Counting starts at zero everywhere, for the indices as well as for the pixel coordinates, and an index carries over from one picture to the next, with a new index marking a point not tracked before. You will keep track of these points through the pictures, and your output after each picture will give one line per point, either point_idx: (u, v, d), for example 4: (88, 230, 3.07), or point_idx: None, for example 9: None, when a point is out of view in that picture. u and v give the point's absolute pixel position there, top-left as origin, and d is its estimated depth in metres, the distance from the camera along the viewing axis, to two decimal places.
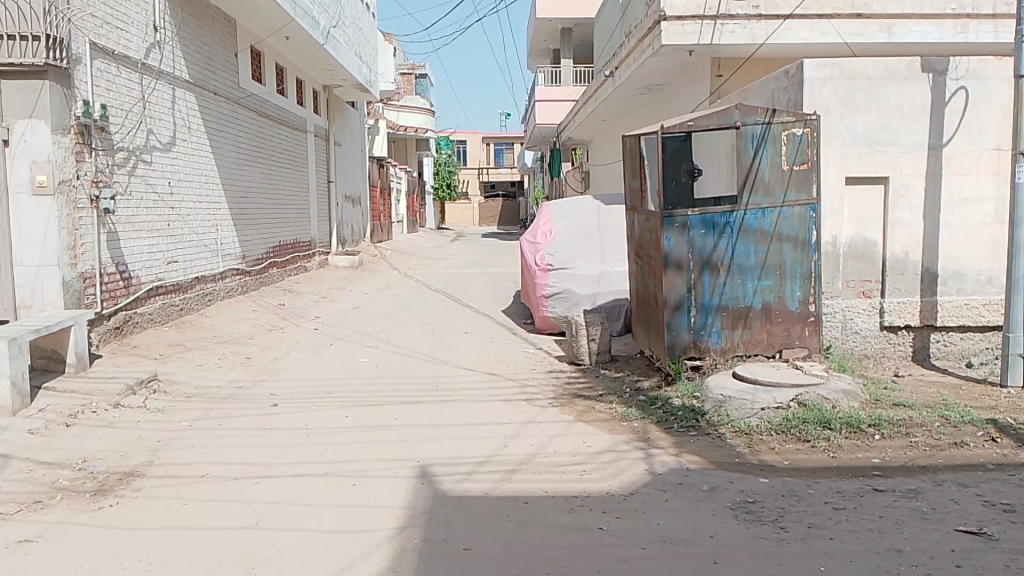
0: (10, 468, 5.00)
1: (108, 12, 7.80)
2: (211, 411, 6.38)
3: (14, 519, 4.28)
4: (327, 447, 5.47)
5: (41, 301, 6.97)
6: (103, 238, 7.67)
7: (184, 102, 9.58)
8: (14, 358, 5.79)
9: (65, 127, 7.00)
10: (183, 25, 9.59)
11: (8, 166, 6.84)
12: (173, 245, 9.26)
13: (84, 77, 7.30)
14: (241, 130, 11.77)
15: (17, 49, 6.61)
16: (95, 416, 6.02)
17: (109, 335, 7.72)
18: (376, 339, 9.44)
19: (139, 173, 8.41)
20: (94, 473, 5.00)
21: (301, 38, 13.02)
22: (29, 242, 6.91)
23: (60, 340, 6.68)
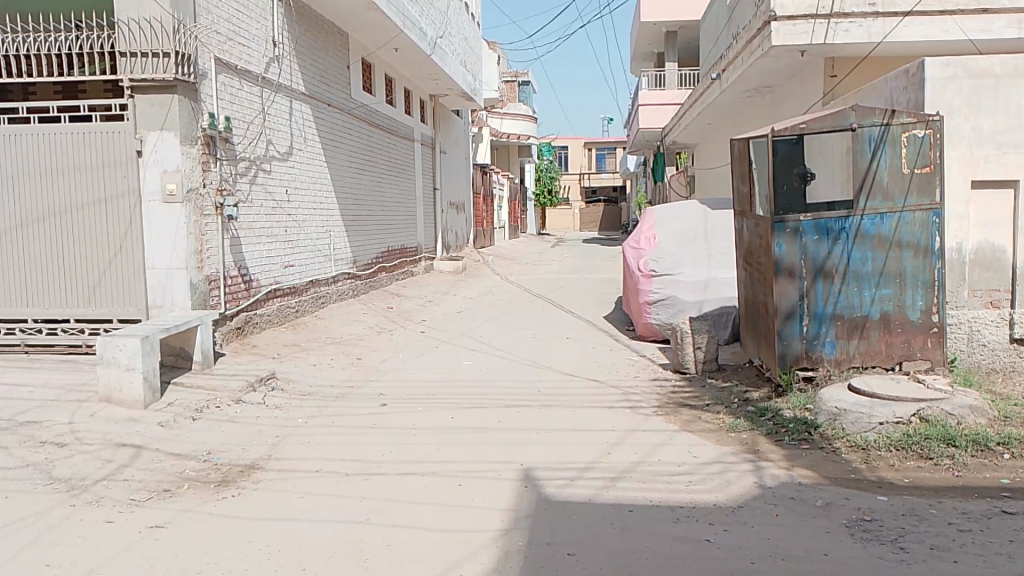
0: (144, 458, 5.35)
1: (231, 28, 8.26)
2: (324, 409, 6.63)
3: (147, 505, 4.59)
4: (434, 447, 5.59)
5: (170, 302, 7.40)
6: (226, 243, 8.10)
7: (300, 114, 10.03)
8: (146, 354, 6.20)
9: (192, 139, 7.43)
10: (299, 40, 10.04)
11: (140, 176, 7.29)
12: (290, 250, 9.69)
13: (210, 91, 7.76)
14: (352, 140, 12.21)
15: (150, 66, 7.11)
16: (219, 411, 6.37)
17: (231, 335, 8.16)
18: (480, 343, 9.58)
19: (259, 182, 8.85)
20: (218, 465, 5.29)
21: (409, 50, 13.40)
22: (160, 247, 7.36)
23: (189, 338, 7.10)
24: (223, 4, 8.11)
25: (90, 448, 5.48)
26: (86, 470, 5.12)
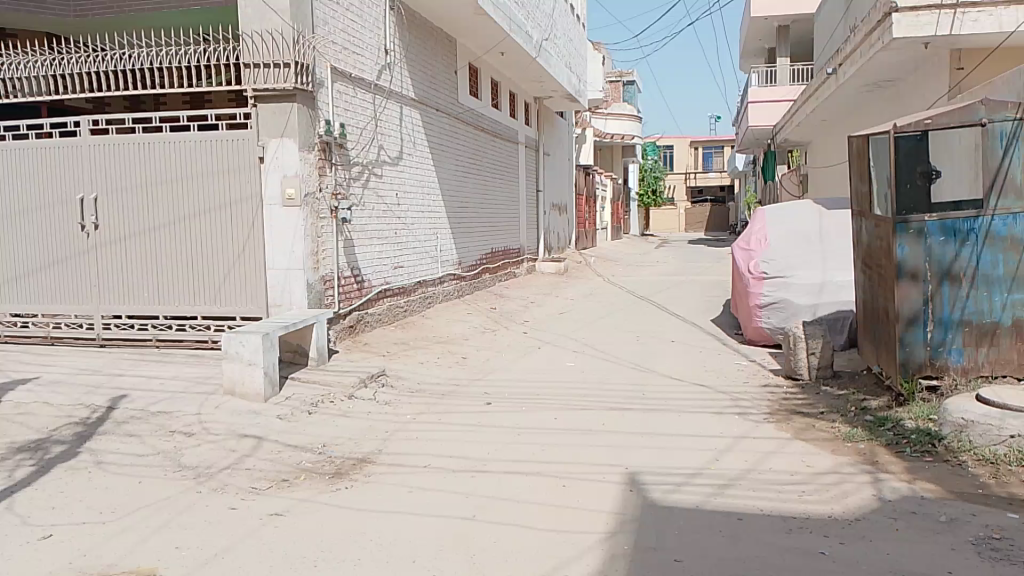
0: (264, 449, 5.64)
1: (346, 38, 8.59)
2: (431, 407, 6.79)
3: (267, 493, 4.84)
4: (539, 448, 5.63)
5: (288, 301, 7.77)
6: (340, 245, 8.42)
7: (410, 119, 10.30)
8: (267, 350, 6.52)
9: (310, 145, 7.76)
10: (410, 47, 10.32)
11: (262, 181, 7.68)
12: (399, 252, 9.97)
13: (327, 99, 8.09)
14: (459, 144, 12.44)
15: (271, 76, 7.49)
16: (334, 405, 6.64)
17: (345, 333, 8.49)
18: (583, 345, 9.57)
19: (371, 186, 9.16)
20: (332, 457, 5.51)
21: (515, 53, 13.53)
22: (279, 248, 7.74)
23: (305, 335, 7.44)
24: (339, 15, 8.45)
25: (215, 437, 5.83)
26: (212, 458, 5.45)
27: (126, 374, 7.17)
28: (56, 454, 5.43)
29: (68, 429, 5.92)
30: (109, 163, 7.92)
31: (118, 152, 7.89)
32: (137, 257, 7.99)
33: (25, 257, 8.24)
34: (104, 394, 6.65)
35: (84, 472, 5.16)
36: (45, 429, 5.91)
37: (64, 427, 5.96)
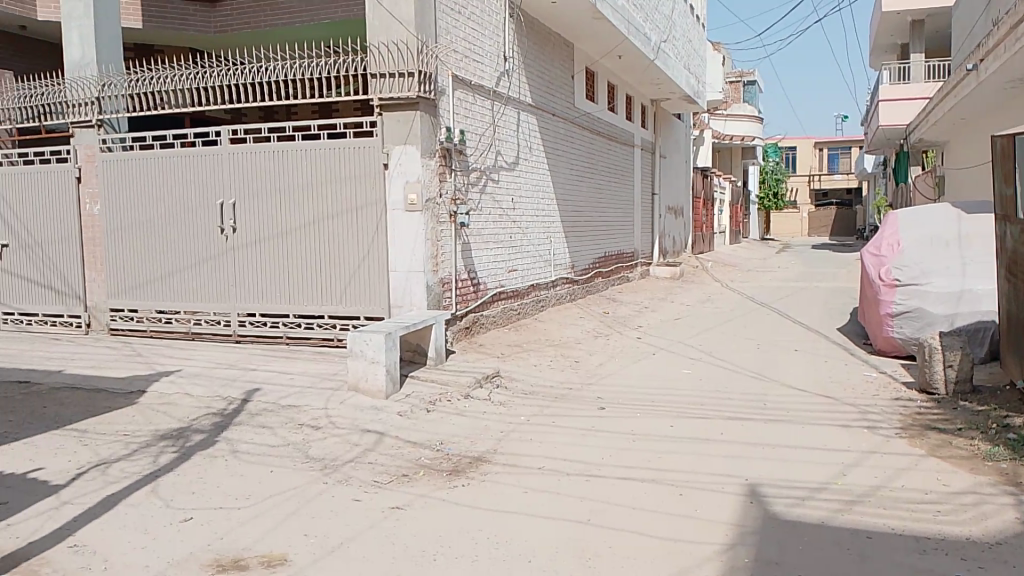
0: (384, 444, 5.86)
1: (467, 46, 8.80)
2: (545, 409, 6.85)
3: (389, 487, 5.03)
4: (653, 454, 5.58)
5: (409, 302, 8.04)
6: (458, 249, 8.63)
7: (527, 124, 10.44)
8: (388, 349, 6.77)
9: (431, 152, 8.00)
10: (528, 52, 10.46)
11: (386, 186, 7.98)
12: (514, 255, 10.11)
13: (448, 106, 8.32)
14: (575, 148, 12.47)
15: (397, 85, 7.77)
16: (450, 404, 6.82)
17: (461, 334, 8.70)
18: (700, 352, 9.39)
19: (488, 191, 9.33)
20: (450, 455, 5.66)
21: (632, 56, 13.43)
22: (401, 252, 8.01)
23: (424, 336, 7.67)
24: (460, 23, 8.67)
25: (340, 431, 6.10)
26: (336, 451, 5.71)
27: (259, 368, 7.61)
28: (196, 443, 5.84)
29: (207, 419, 6.35)
30: (245, 170, 8.44)
31: (253, 159, 8.39)
32: (270, 259, 8.47)
33: (169, 258, 8.89)
34: (239, 387, 7.09)
35: (221, 460, 5.52)
36: (187, 418, 6.36)
37: (203, 417, 6.40)
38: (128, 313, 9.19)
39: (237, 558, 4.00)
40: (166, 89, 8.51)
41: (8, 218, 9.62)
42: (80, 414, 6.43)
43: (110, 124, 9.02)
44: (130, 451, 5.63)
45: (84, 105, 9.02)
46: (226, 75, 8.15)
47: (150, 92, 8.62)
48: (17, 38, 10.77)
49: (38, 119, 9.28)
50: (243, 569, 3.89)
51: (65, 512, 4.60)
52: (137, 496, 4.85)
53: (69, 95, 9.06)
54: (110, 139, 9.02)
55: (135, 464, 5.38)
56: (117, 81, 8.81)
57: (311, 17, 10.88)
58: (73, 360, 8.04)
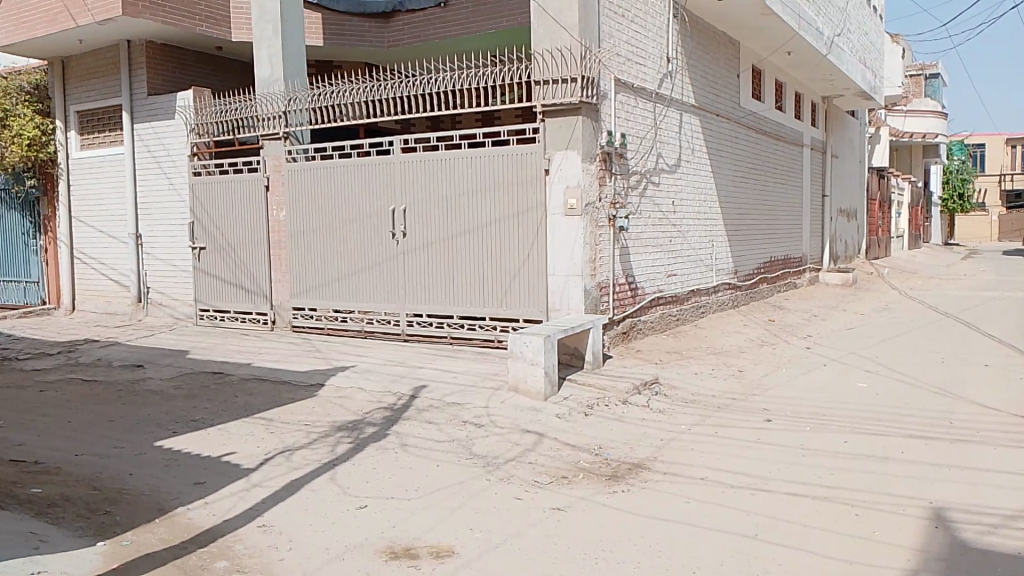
0: (544, 445, 5.93)
1: (630, 49, 8.77)
2: (706, 419, 6.67)
3: (549, 488, 5.09)
4: (824, 471, 5.30)
5: (567, 306, 8.09)
6: (617, 253, 8.57)
7: (690, 126, 10.25)
8: (547, 351, 6.85)
9: (593, 156, 8.01)
10: (692, 52, 10.27)
11: (547, 191, 8.08)
12: (674, 259, 9.94)
13: (610, 110, 8.32)
14: (740, 148, 12.08)
15: (560, 91, 7.85)
16: (609, 409, 6.80)
17: (618, 339, 8.65)
18: (876, 365, 8.81)
19: (648, 194, 9.23)
20: (609, 460, 5.64)
21: (803, 52, 12.84)
22: (561, 256, 8.07)
23: (581, 339, 7.69)
24: (624, 27, 8.65)
25: (501, 430, 6.25)
26: (498, 450, 5.85)
27: (424, 367, 7.93)
28: (369, 434, 6.18)
29: (378, 412, 6.70)
30: (416, 177, 8.84)
31: (423, 167, 8.78)
32: (436, 262, 8.82)
33: (345, 261, 9.47)
34: (406, 383, 7.44)
35: (391, 452, 5.81)
36: (360, 411, 6.75)
37: (375, 410, 6.76)
38: (308, 311, 9.87)
39: (408, 547, 4.20)
40: (345, 102, 9.05)
41: (206, 224, 10.61)
42: (266, 403, 6.98)
43: (295, 136, 9.72)
44: (310, 440, 6.05)
45: (272, 119, 9.77)
46: (399, 86, 8.56)
47: (331, 105, 9.21)
48: (216, 59, 11.85)
49: (233, 133, 10.17)
50: (414, 558, 4.08)
51: (256, 494, 5.01)
52: (318, 482, 5.21)
53: (260, 110, 9.85)
54: (296, 150, 9.72)
55: (315, 453, 5.77)
56: (301, 96, 9.47)
57: (477, 28, 11.23)
58: (261, 353, 8.74)
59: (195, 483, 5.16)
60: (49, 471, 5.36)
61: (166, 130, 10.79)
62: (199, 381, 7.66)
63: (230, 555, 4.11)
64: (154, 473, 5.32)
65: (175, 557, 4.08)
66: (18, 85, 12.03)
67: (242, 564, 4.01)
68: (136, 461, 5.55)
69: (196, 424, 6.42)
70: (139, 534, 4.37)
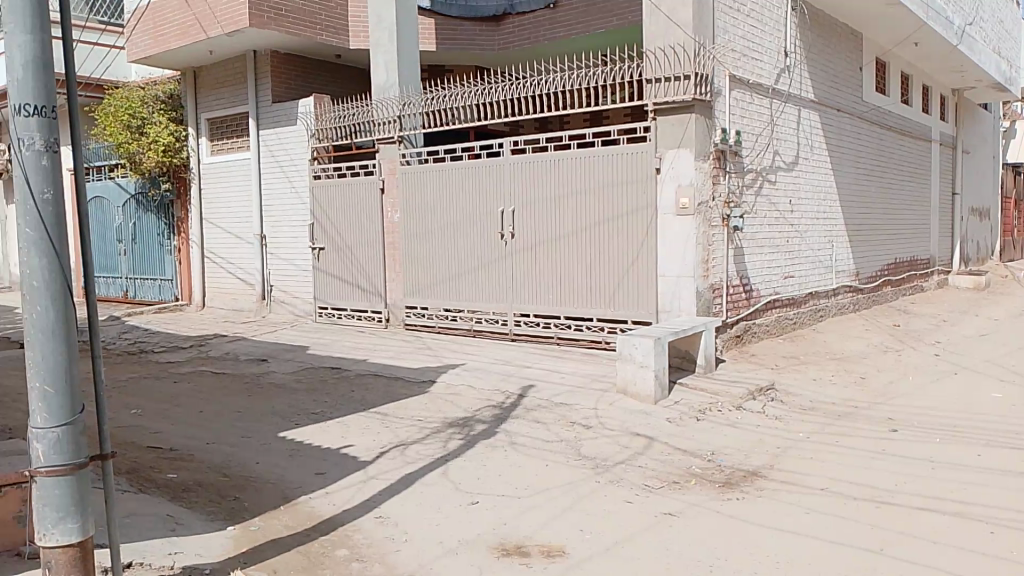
0: (655, 449, 5.85)
1: (746, 44, 8.54)
2: (826, 427, 6.40)
3: (661, 493, 5.01)
4: (957, 486, 4.98)
5: (677, 308, 7.94)
6: (731, 254, 8.34)
7: (809, 122, 9.87)
8: (658, 354, 6.74)
9: (705, 154, 7.84)
10: (812, 46, 9.89)
11: (658, 191, 7.94)
12: (791, 261, 9.60)
13: (724, 107, 8.11)
14: (862, 145, 11.54)
15: (673, 89, 7.72)
16: (722, 414, 6.62)
17: (731, 342, 8.42)
18: (1013, 374, 8.22)
19: (764, 193, 8.95)
20: (722, 467, 5.50)
21: (932, 42, 12.14)
22: (672, 256, 7.92)
23: (693, 342, 7.53)
24: (739, 22, 8.43)
25: (611, 432, 6.20)
26: (608, 452, 5.81)
27: (533, 367, 7.97)
28: (479, 432, 6.26)
29: (488, 410, 6.79)
30: (525, 178, 8.89)
31: (533, 168, 8.82)
32: (545, 263, 8.84)
33: (456, 261, 9.64)
34: (515, 382, 7.50)
35: (501, 450, 5.86)
36: (471, 409, 6.85)
37: (485, 408, 6.84)
38: (420, 310, 10.12)
39: (519, 545, 4.23)
40: (457, 105, 9.21)
41: (325, 225, 11.04)
42: (380, 398, 7.19)
43: (408, 140, 9.97)
44: (423, 435, 6.19)
45: (387, 123, 10.06)
46: (509, 88, 8.64)
47: (443, 109, 9.40)
48: (335, 67, 12.31)
49: (350, 137, 10.54)
50: (525, 555, 4.10)
51: (372, 486, 5.17)
52: (431, 477, 5.32)
53: (375, 115, 10.17)
54: (409, 153, 9.98)
55: (428, 448, 5.90)
56: (414, 101, 9.71)
57: (587, 28, 11.20)
58: (375, 350, 9.02)
59: (316, 474, 5.38)
60: (184, 457, 5.71)
61: (288, 136, 11.30)
62: (318, 376, 7.98)
63: (349, 545, 4.25)
64: (278, 463, 5.58)
65: (297, 543, 4.26)
66: (154, 95, 12.87)
67: (361, 553, 4.15)
68: (261, 451, 5.84)
69: (316, 417, 6.69)
70: (266, 520, 4.59)
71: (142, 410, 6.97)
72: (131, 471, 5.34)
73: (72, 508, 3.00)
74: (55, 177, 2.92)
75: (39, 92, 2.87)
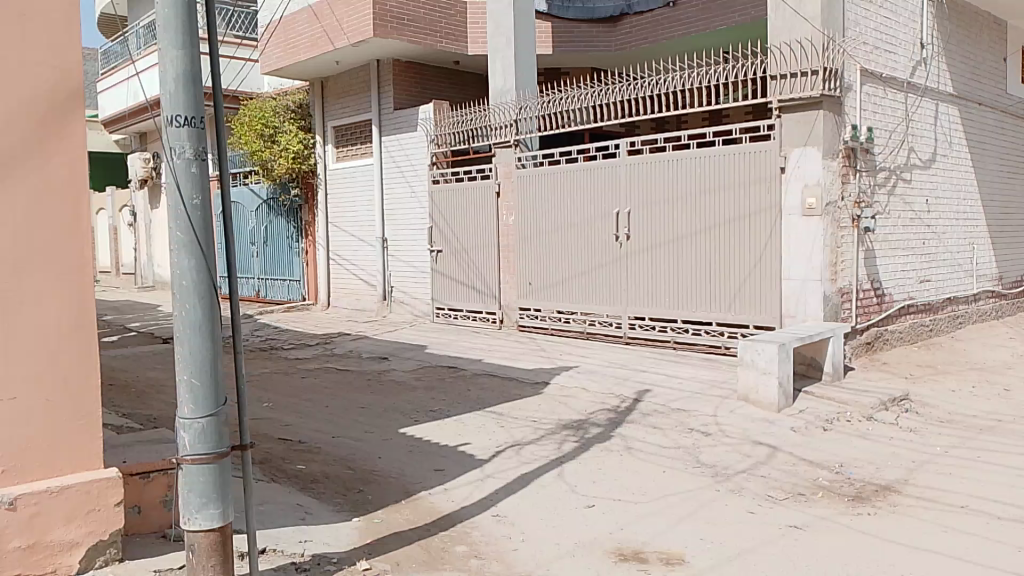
0: (778, 459, 5.64)
1: (878, 36, 8.11)
2: (968, 442, 5.98)
3: (785, 504, 4.83)
4: None
5: (803, 313, 7.59)
6: (862, 257, 7.92)
7: (947, 116, 9.27)
8: (782, 361, 6.50)
9: (834, 152, 7.49)
10: (951, 37, 9.30)
11: (783, 191, 7.65)
12: (927, 264, 9.04)
13: (855, 103, 7.74)
14: (1007, 140, 10.74)
15: (800, 84, 7.43)
16: (851, 425, 6.31)
17: (861, 349, 8.02)
18: None
19: (898, 192, 8.46)
20: (852, 480, 5.24)
21: None
22: (798, 258, 7.60)
23: (820, 349, 7.22)
24: (872, 13, 8.03)
25: (732, 440, 6.03)
26: (728, 460, 5.65)
27: (650, 371, 7.86)
28: (595, 435, 6.23)
29: (603, 414, 6.74)
30: (643, 179, 8.79)
31: (651, 169, 8.70)
32: (663, 265, 8.70)
33: (571, 263, 9.63)
34: (631, 386, 7.41)
35: (618, 454, 5.81)
36: (586, 411, 6.83)
37: (600, 411, 6.81)
38: (534, 311, 10.19)
39: (638, 551, 4.18)
40: (573, 108, 9.20)
41: (443, 228, 11.29)
42: (496, 398, 7.28)
43: (524, 143, 10.05)
44: (538, 436, 6.22)
45: (504, 127, 10.18)
46: (627, 89, 8.56)
47: (559, 112, 9.41)
48: (454, 73, 12.58)
49: (468, 142, 10.73)
50: (644, 562, 4.05)
51: (490, 484, 5.24)
52: (548, 478, 5.34)
53: (493, 119, 10.30)
54: (525, 156, 10.06)
55: (543, 449, 5.92)
56: (530, 104, 9.77)
57: (707, 26, 10.95)
58: (490, 351, 9.15)
59: (435, 470, 5.50)
60: (311, 449, 5.97)
61: (409, 141, 11.62)
62: (436, 375, 8.17)
63: (467, 541, 4.32)
64: (399, 458, 5.75)
65: (419, 538, 4.37)
66: (285, 105, 13.54)
67: (479, 551, 4.21)
68: (383, 446, 6.02)
69: (434, 415, 6.84)
70: (389, 513, 4.73)
71: (273, 403, 7.35)
72: (264, 462, 5.64)
73: (213, 495, 3.19)
74: (204, 183, 3.11)
75: (189, 104, 3.06)
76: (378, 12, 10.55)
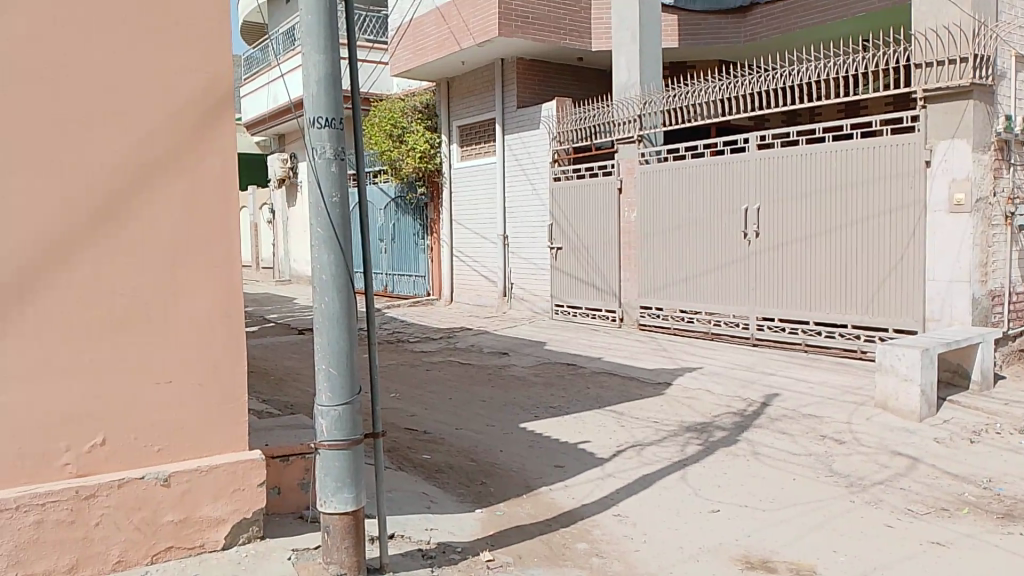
0: (919, 471, 5.31)
1: None
2: None
3: (926, 519, 4.54)
4: None
5: (949, 316, 7.10)
6: (1016, 256, 7.32)
7: None
8: (925, 367, 6.12)
9: (986, 145, 6.97)
10: None
11: (928, 186, 7.20)
12: None
13: (1009, 92, 7.18)
14: None
15: (947, 73, 6.96)
16: (1001, 437, 5.86)
17: (1013, 356, 7.43)
18: None
19: None
20: (1002, 496, 4.86)
21: None
22: (943, 258, 7.13)
23: (967, 355, 6.74)
24: None
25: (867, 449, 5.74)
26: (864, 470, 5.37)
27: (778, 374, 7.58)
28: (719, 438, 6.08)
29: (728, 417, 6.57)
30: (773, 175, 8.49)
31: (782, 164, 8.39)
32: (794, 265, 8.37)
33: (696, 262, 9.43)
34: (757, 390, 7.18)
35: (743, 459, 5.65)
36: (709, 414, 6.67)
37: (724, 414, 6.63)
38: (655, 310, 10.05)
39: (765, 559, 4.04)
40: (699, 102, 9.00)
41: (563, 226, 11.31)
42: (617, 397, 7.23)
43: (648, 139, 9.94)
44: (660, 437, 6.13)
45: (628, 123, 10.09)
46: (756, 81, 8.28)
47: (684, 106, 9.21)
48: (578, 71, 12.59)
49: (590, 138, 10.70)
50: (772, 571, 3.91)
51: (611, 483, 5.22)
52: (670, 480, 5.25)
53: (616, 115, 10.22)
54: (648, 152, 9.95)
55: (665, 450, 5.83)
56: (655, 99, 9.61)
57: (844, 13, 10.45)
58: (611, 349, 9.09)
59: (556, 466, 5.52)
60: (435, 440, 6.14)
61: (532, 139, 11.71)
62: (556, 371, 8.20)
63: (589, 539, 4.33)
64: (520, 452, 5.82)
65: (540, 533, 4.40)
66: (412, 106, 13.95)
67: (601, 549, 4.20)
68: (504, 440, 6.11)
69: (555, 411, 6.87)
70: (510, 506, 4.79)
71: (398, 394, 7.60)
72: (392, 450, 5.84)
73: (348, 479, 3.33)
74: (343, 181, 3.26)
75: (329, 106, 3.21)
76: (504, 10, 10.69)
